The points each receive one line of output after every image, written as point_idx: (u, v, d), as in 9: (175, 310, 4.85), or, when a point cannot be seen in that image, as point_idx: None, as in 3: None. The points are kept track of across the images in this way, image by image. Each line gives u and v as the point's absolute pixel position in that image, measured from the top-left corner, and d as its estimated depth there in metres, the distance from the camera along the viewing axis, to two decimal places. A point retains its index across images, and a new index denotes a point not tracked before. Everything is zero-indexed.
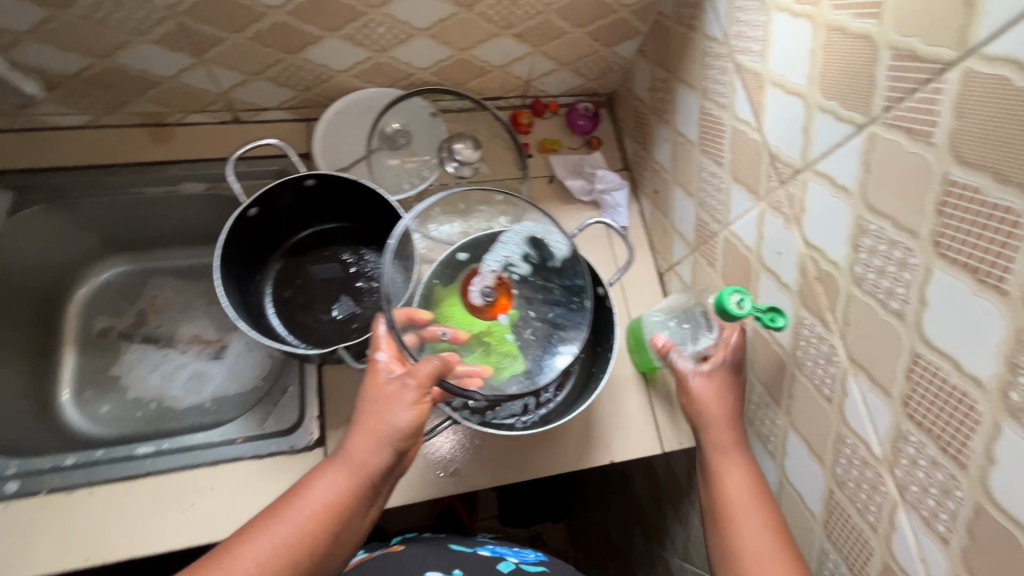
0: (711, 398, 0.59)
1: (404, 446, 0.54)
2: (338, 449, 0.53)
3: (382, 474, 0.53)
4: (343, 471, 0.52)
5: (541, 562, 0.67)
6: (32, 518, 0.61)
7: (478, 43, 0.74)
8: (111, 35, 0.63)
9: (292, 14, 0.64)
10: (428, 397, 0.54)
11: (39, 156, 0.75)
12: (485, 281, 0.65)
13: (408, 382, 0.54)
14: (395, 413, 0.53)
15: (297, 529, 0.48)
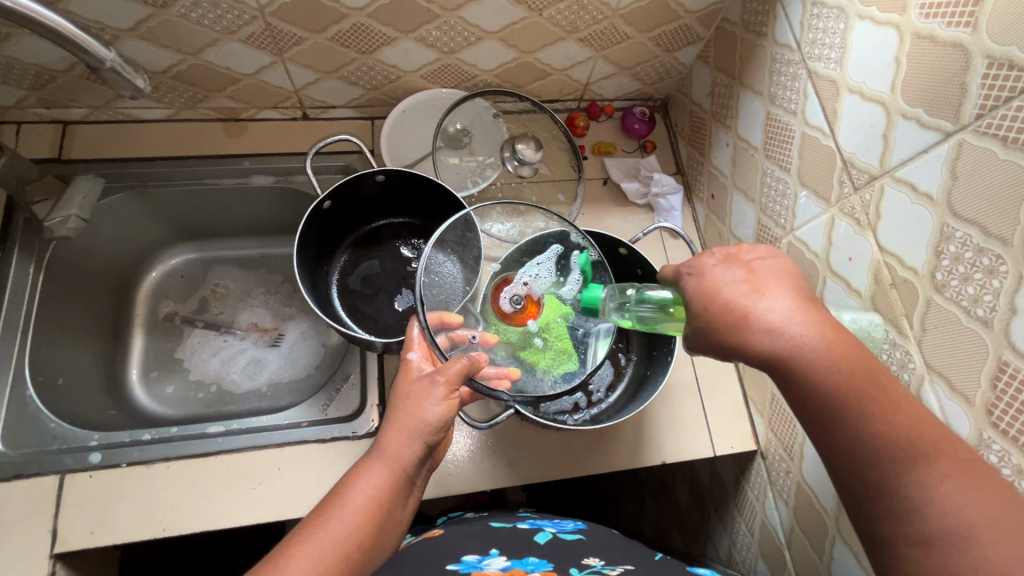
0: (747, 292, 0.41)
1: (436, 438, 0.55)
2: (373, 446, 0.54)
3: (416, 466, 0.54)
4: (380, 465, 0.52)
5: (579, 531, 0.68)
6: (111, 488, 0.64)
7: (543, 46, 0.76)
8: (203, 34, 0.66)
9: (373, 16, 0.66)
10: (455, 392, 0.55)
11: (123, 146, 0.79)
12: (515, 290, 0.67)
13: (435, 380, 0.55)
14: (426, 409, 0.54)
15: (347, 526, 0.48)
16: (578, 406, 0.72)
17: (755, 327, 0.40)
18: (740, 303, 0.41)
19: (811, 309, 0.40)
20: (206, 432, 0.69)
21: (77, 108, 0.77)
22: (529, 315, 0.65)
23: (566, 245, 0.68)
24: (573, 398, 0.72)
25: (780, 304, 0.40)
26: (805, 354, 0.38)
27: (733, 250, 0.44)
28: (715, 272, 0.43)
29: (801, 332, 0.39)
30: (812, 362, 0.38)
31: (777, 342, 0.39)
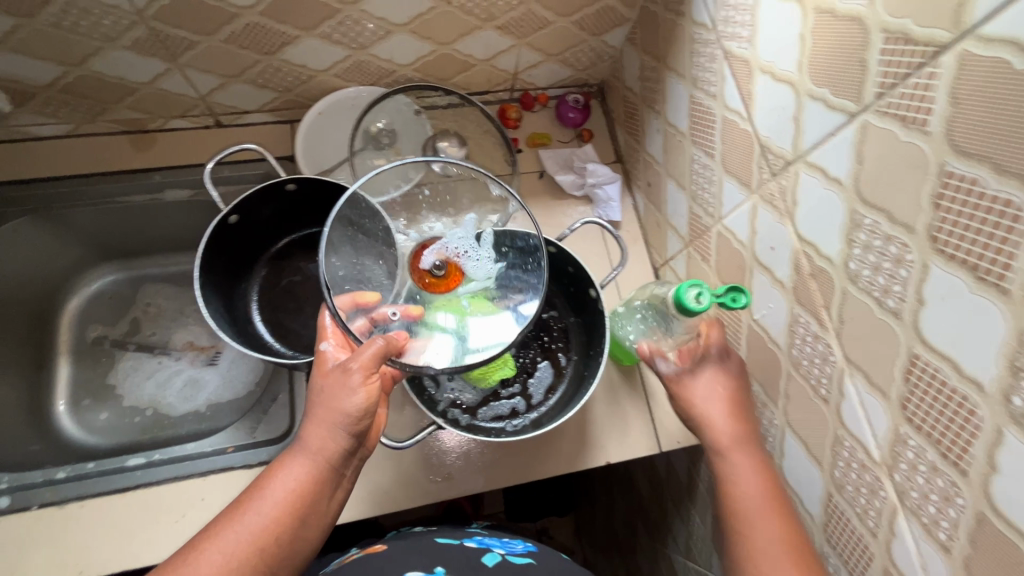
0: (714, 398, 0.57)
1: (359, 427, 0.52)
2: (295, 439, 0.52)
3: (344, 455, 0.52)
4: (303, 459, 0.50)
5: (529, 553, 0.64)
6: (24, 532, 0.61)
7: (459, 36, 0.72)
8: (82, 43, 0.61)
9: (266, 14, 0.62)
10: (373, 375, 0.52)
11: (22, 167, 0.74)
12: (437, 254, 0.64)
13: (348, 368, 0.51)
14: (345, 398, 0.51)
15: (263, 519, 0.48)
16: (518, 413, 0.69)
17: (723, 451, 0.55)
18: (705, 401, 0.57)
19: (750, 446, 0.54)
20: (126, 466, 0.65)
21: None
22: (449, 281, 0.62)
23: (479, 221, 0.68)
24: (510, 404, 0.69)
25: (736, 419, 0.56)
26: (744, 456, 0.54)
27: (726, 377, 0.58)
28: (701, 384, 0.58)
29: (743, 465, 0.53)
30: (744, 465, 0.53)
31: (727, 437, 0.55)
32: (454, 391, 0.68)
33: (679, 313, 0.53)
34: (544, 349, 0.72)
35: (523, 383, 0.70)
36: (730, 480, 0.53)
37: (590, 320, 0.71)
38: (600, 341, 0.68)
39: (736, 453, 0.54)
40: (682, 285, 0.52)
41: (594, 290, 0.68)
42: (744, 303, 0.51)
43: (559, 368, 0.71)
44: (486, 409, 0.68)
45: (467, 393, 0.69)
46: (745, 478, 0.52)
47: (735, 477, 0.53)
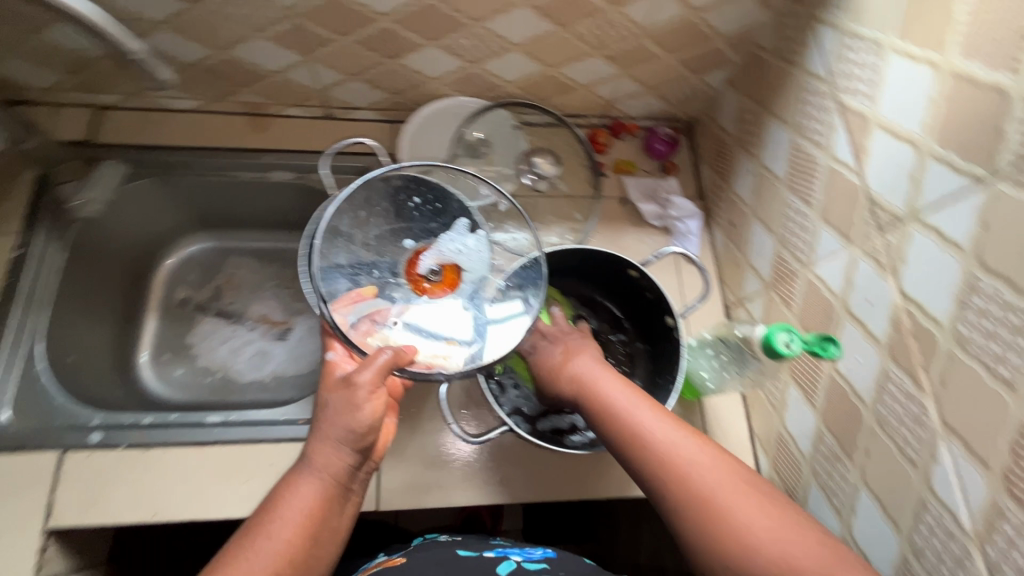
0: (598, 374, 0.58)
1: (365, 440, 0.53)
2: (301, 460, 0.52)
3: (351, 469, 0.53)
4: (309, 478, 0.51)
5: (546, 559, 0.65)
6: (109, 470, 0.65)
7: (568, 61, 0.75)
8: (234, 31, 0.67)
9: (399, 22, 0.66)
10: (380, 388, 0.53)
11: (150, 133, 0.81)
12: (434, 259, 0.65)
13: (354, 384, 0.52)
14: (354, 415, 0.52)
15: (276, 543, 0.48)
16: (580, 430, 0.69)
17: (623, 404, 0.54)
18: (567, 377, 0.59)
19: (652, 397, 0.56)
20: (202, 422, 0.69)
21: (110, 94, 0.78)
22: (448, 284, 0.62)
23: (472, 216, 0.69)
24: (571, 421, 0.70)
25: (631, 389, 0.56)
26: (667, 430, 0.51)
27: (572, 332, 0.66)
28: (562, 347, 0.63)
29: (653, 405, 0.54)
30: (662, 427, 0.51)
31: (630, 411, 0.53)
32: (519, 398, 0.71)
33: (768, 356, 0.54)
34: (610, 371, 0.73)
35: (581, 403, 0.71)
36: (663, 459, 0.49)
37: (659, 346, 0.71)
38: (668, 370, 0.68)
39: (627, 430, 0.52)
40: (774, 328, 0.54)
41: (670, 318, 0.68)
42: (837, 353, 0.51)
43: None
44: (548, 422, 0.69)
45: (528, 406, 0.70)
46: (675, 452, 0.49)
47: (674, 457, 0.49)
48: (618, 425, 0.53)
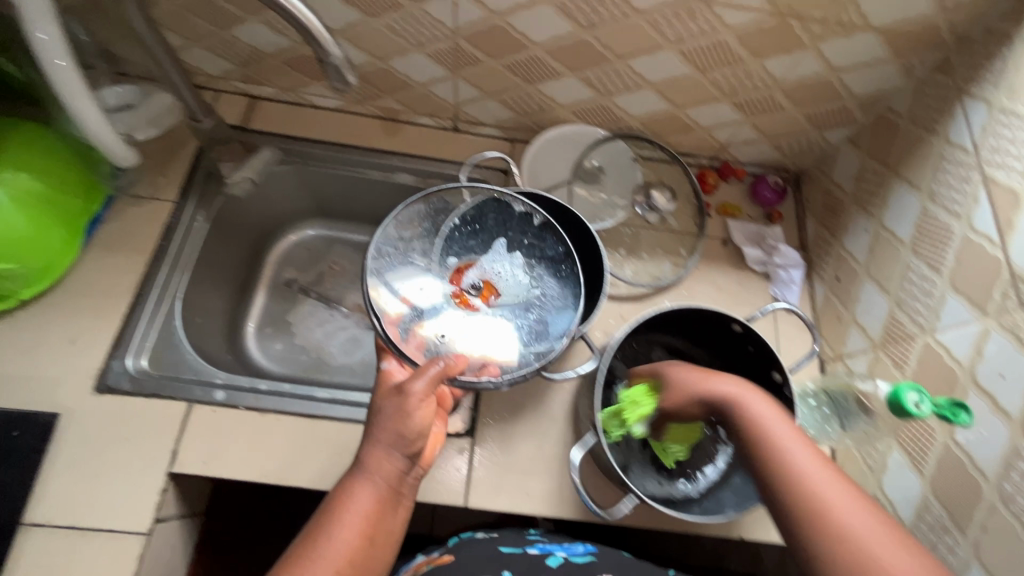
0: (731, 388, 0.55)
1: (415, 447, 0.55)
2: (356, 464, 0.54)
3: (402, 474, 0.55)
4: (365, 481, 0.53)
5: (590, 553, 0.66)
6: (228, 428, 0.70)
7: (696, 104, 0.78)
8: (398, 45, 0.73)
9: (550, 52, 0.71)
10: (430, 396, 0.55)
11: (295, 125, 0.88)
12: (478, 274, 0.70)
13: (410, 392, 0.54)
14: (404, 422, 0.54)
15: (338, 542, 0.50)
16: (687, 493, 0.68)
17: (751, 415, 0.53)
18: (698, 386, 0.56)
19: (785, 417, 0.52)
20: (313, 395, 0.74)
21: (267, 86, 0.86)
22: (488, 299, 0.68)
23: (509, 233, 0.73)
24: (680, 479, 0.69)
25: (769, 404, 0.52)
26: (798, 449, 0.48)
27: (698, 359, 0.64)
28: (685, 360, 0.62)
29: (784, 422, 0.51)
30: (789, 440, 0.49)
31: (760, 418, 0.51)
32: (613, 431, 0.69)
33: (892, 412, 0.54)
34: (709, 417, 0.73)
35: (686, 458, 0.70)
36: (791, 472, 0.46)
37: None
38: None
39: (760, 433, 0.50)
40: (902, 386, 0.53)
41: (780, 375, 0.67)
42: (966, 421, 0.51)
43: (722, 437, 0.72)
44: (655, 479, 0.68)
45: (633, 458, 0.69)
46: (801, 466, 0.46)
47: (795, 466, 0.47)
48: (753, 433, 0.51)
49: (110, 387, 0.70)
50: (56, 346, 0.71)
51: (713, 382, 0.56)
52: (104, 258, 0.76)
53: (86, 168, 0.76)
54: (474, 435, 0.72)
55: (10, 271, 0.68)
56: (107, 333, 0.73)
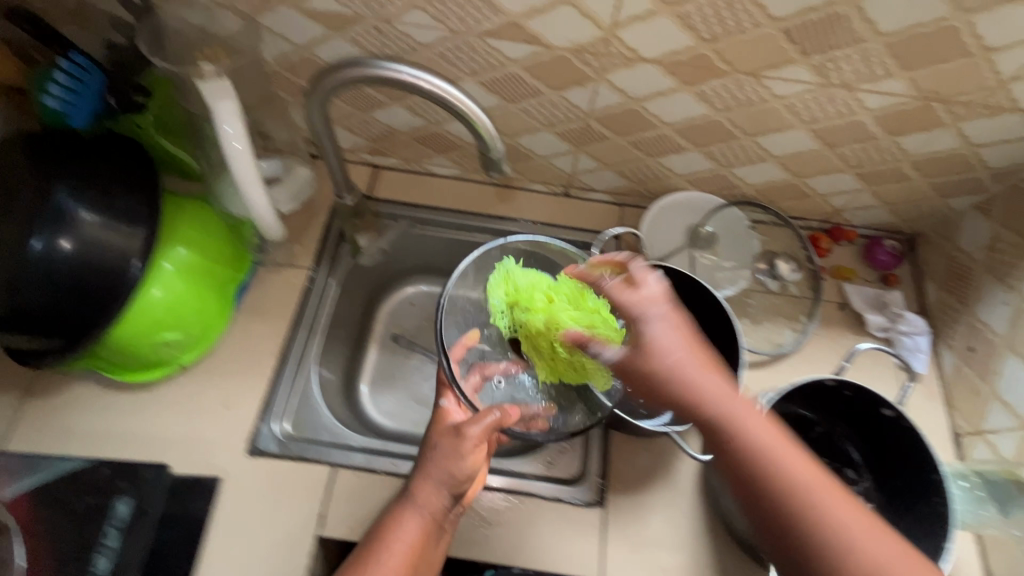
0: (700, 369, 0.51)
1: (459, 489, 0.64)
2: (405, 497, 0.63)
3: (444, 510, 0.63)
4: (413, 512, 0.62)
5: None
6: (372, 492, 0.73)
7: (818, 174, 0.79)
8: (530, 125, 0.77)
9: (679, 131, 0.74)
10: (481, 446, 0.64)
11: (414, 192, 0.92)
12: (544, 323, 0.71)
13: (463, 435, 0.63)
14: (455, 464, 0.62)
15: (387, 566, 0.58)
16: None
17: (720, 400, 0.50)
18: (698, 381, 0.51)
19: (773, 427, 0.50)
20: None
21: (390, 157, 0.91)
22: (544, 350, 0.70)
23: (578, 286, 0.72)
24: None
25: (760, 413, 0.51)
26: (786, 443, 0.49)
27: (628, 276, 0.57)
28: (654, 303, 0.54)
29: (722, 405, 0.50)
30: (720, 397, 0.50)
31: (738, 422, 0.49)
32: None
33: None
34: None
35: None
36: (775, 467, 0.48)
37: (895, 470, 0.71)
38: (925, 510, 0.66)
39: (711, 405, 0.50)
40: None
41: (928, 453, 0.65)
42: None
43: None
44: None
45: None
46: (815, 485, 0.47)
47: (804, 484, 0.47)
48: (710, 414, 0.50)
49: (261, 451, 0.74)
50: (211, 410, 0.76)
51: (680, 350, 0.52)
52: (250, 324, 0.82)
53: (234, 238, 0.82)
54: (604, 505, 0.73)
55: (171, 339, 0.75)
56: (255, 397, 0.77)
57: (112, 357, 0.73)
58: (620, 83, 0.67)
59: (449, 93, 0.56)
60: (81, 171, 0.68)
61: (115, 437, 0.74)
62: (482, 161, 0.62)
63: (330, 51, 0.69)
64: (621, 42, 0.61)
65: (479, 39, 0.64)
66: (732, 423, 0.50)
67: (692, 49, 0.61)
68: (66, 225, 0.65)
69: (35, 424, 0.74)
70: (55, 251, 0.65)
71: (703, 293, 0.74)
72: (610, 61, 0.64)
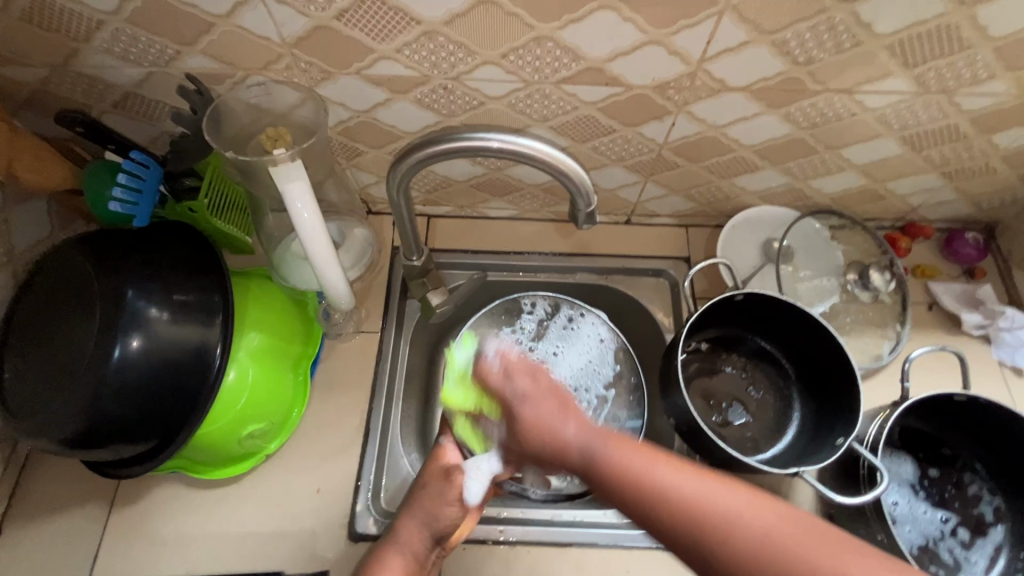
0: (557, 414, 0.47)
1: (441, 534, 0.62)
2: (388, 536, 0.60)
3: (426, 554, 0.61)
4: (395, 555, 0.59)
5: None
6: (484, 565, 0.69)
7: (900, 178, 0.76)
8: (600, 162, 0.74)
9: (757, 151, 0.71)
10: (467, 502, 0.63)
11: (472, 239, 0.89)
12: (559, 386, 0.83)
13: (451, 477, 0.63)
14: (438, 509, 0.61)
15: None
16: (1010, 550, 0.68)
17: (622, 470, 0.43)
18: (556, 429, 0.46)
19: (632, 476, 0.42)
20: (553, 518, 0.73)
21: (444, 206, 0.88)
22: None
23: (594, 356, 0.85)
24: (992, 539, 0.69)
25: (670, 458, 0.42)
26: (702, 482, 0.40)
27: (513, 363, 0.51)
28: (519, 388, 0.50)
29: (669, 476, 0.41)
30: (579, 440, 0.45)
31: (667, 487, 0.40)
32: (896, 471, 0.72)
33: None
34: (958, 477, 0.72)
35: (974, 518, 0.70)
36: (696, 520, 0.39)
37: (993, 444, 0.70)
38: None
39: (616, 481, 0.42)
40: None
41: None
42: None
43: (984, 489, 0.71)
44: (975, 559, 0.68)
45: (935, 543, 0.69)
46: (771, 534, 0.37)
47: (725, 520, 0.38)
48: (625, 492, 0.42)
49: (362, 535, 0.71)
50: (304, 496, 0.73)
51: (565, 422, 0.46)
52: (327, 400, 0.79)
53: (301, 313, 0.79)
54: None
55: (255, 430, 0.71)
56: (346, 478, 0.74)
57: (196, 456, 0.70)
58: (702, 112, 0.64)
59: (539, 152, 0.52)
60: (145, 264, 0.64)
61: (209, 540, 0.70)
62: (574, 219, 0.57)
63: (392, 112, 0.66)
64: (709, 74, 0.59)
65: (555, 86, 0.61)
66: (631, 492, 0.41)
67: (785, 74, 0.59)
68: (135, 325, 0.61)
69: (125, 537, 0.70)
70: (129, 354, 0.60)
71: (803, 318, 0.71)
72: (695, 94, 0.61)
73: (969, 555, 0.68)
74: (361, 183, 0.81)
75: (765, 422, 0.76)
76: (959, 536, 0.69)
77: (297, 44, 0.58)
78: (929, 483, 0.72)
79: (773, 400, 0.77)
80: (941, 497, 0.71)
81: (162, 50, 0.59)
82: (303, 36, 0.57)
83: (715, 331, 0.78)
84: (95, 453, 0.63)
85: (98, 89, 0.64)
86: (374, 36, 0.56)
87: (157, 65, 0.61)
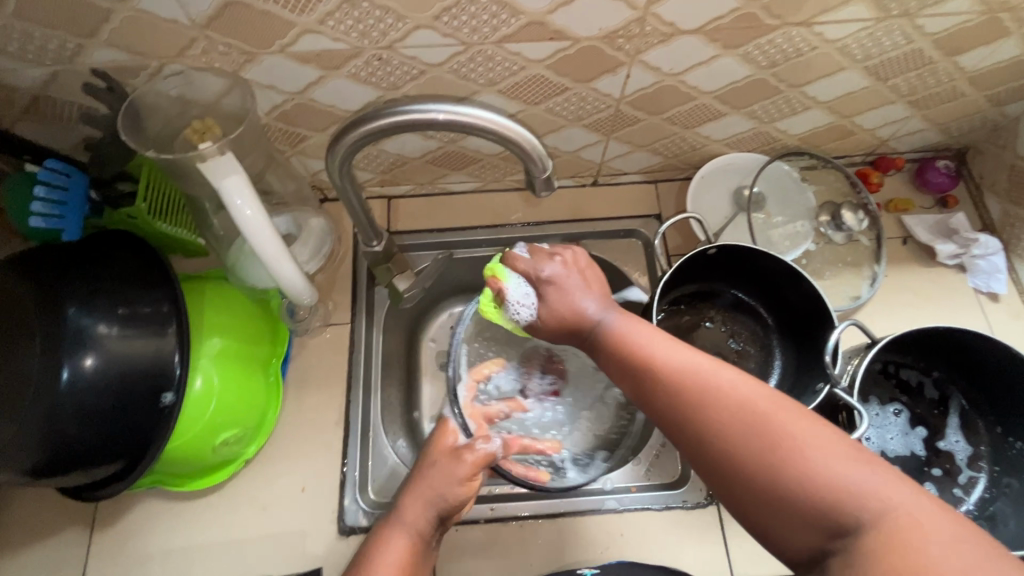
0: (574, 298, 0.52)
1: (449, 512, 0.54)
2: (391, 514, 0.54)
3: (430, 533, 0.54)
4: (398, 532, 0.52)
5: None
6: (479, 543, 0.69)
7: (868, 110, 0.73)
8: (559, 123, 0.70)
9: (717, 97, 0.68)
10: (476, 475, 0.55)
11: (434, 217, 0.85)
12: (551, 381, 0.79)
13: (461, 458, 0.55)
14: (450, 487, 0.54)
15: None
16: (977, 413, 0.70)
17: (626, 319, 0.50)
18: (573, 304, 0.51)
19: (626, 330, 0.49)
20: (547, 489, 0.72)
21: (402, 185, 0.84)
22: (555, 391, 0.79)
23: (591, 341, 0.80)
24: (954, 410, 0.71)
25: (669, 336, 0.48)
26: (676, 347, 0.46)
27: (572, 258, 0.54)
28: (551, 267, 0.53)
29: (644, 338, 0.47)
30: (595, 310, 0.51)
31: (653, 353, 0.46)
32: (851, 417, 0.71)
33: None
34: (899, 378, 0.73)
35: (929, 405, 0.72)
36: (676, 376, 0.44)
37: (910, 344, 0.69)
38: (969, 355, 0.67)
39: (622, 349, 0.48)
40: None
41: (959, 331, 0.65)
42: None
43: (922, 373, 0.72)
44: (954, 438, 0.70)
45: (914, 447, 0.71)
46: (753, 399, 0.40)
47: (710, 381, 0.42)
48: (624, 356, 0.47)
49: (352, 528, 0.70)
50: (289, 496, 0.72)
51: (579, 300, 0.52)
52: (304, 398, 0.77)
53: (263, 311, 0.76)
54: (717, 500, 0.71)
55: (229, 438, 0.69)
56: (330, 473, 0.73)
57: (172, 469, 0.68)
58: (657, 60, 0.61)
59: (483, 121, 0.48)
60: (84, 277, 0.60)
61: (198, 549, 0.69)
62: (531, 187, 0.53)
63: (329, 91, 0.62)
64: (658, 19, 0.55)
65: (497, 46, 0.57)
66: (626, 347, 0.47)
67: (737, 11, 0.55)
68: (86, 344, 0.58)
69: (110, 557, 0.69)
70: (83, 374, 0.57)
71: (779, 268, 0.69)
72: (646, 41, 0.58)
73: (947, 439, 0.70)
74: (310, 170, 0.77)
75: (747, 374, 0.75)
76: (923, 431, 0.71)
77: (209, 25, 0.53)
78: (881, 398, 0.72)
79: (755, 352, 0.76)
80: (895, 404, 0.72)
81: (62, 45, 0.54)
82: (214, 15, 0.52)
83: (690, 287, 0.76)
84: (62, 480, 0.60)
85: (4, 95, 0.59)
86: (292, 9, 0.51)
87: (60, 62, 0.56)
